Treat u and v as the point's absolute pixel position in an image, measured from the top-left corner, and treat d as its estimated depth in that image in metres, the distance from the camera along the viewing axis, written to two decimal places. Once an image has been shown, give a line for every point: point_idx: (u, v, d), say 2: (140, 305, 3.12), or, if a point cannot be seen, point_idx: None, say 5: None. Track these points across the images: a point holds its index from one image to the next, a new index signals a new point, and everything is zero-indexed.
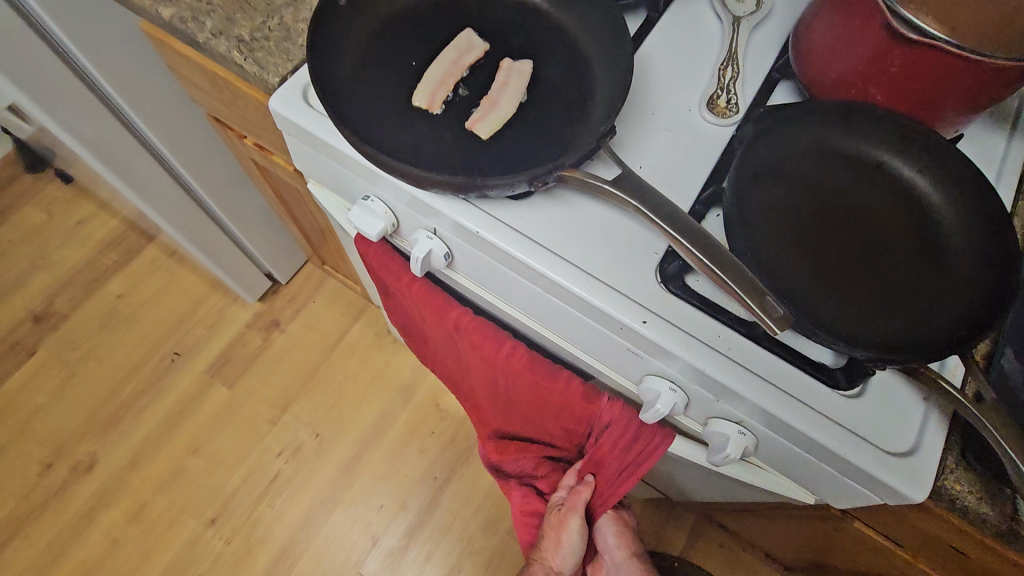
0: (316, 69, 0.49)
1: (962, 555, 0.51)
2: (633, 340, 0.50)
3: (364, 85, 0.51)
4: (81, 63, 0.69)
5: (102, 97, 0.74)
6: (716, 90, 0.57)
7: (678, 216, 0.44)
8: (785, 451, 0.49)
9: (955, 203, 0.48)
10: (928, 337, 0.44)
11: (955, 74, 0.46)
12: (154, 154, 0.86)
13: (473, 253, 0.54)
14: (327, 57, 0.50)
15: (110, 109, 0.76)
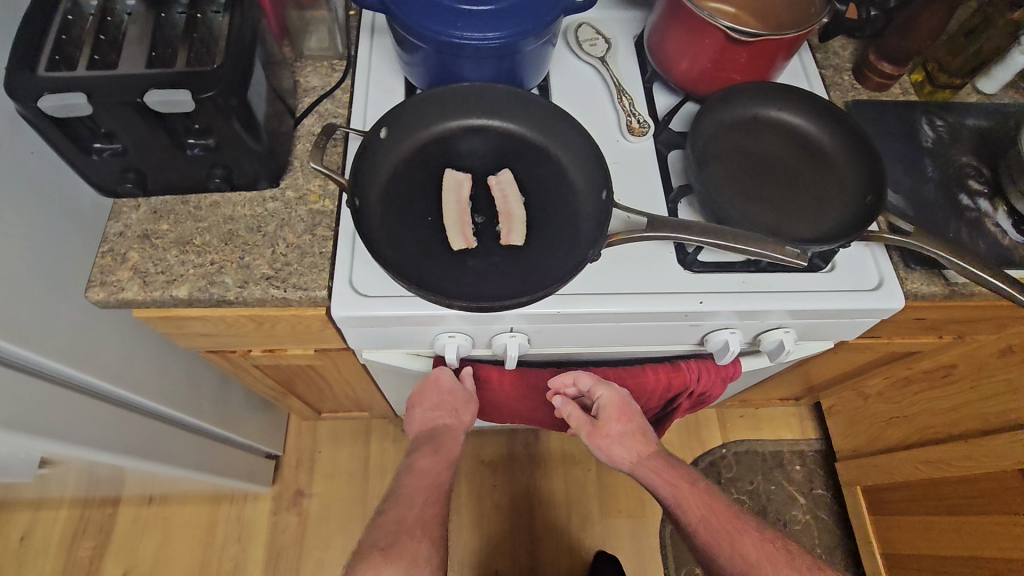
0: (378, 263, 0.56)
1: (922, 319, 0.76)
2: (695, 317, 0.65)
3: (409, 256, 0.59)
4: (95, 387, 0.65)
5: (116, 401, 0.70)
6: (627, 117, 0.74)
7: (690, 223, 0.60)
8: (812, 325, 0.69)
9: (809, 116, 0.71)
10: (856, 209, 0.65)
11: (769, 48, 0.67)
12: (164, 419, 0.82)
13: (550, 328, 0.65)
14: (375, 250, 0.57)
15: (126, 407, 0.72)
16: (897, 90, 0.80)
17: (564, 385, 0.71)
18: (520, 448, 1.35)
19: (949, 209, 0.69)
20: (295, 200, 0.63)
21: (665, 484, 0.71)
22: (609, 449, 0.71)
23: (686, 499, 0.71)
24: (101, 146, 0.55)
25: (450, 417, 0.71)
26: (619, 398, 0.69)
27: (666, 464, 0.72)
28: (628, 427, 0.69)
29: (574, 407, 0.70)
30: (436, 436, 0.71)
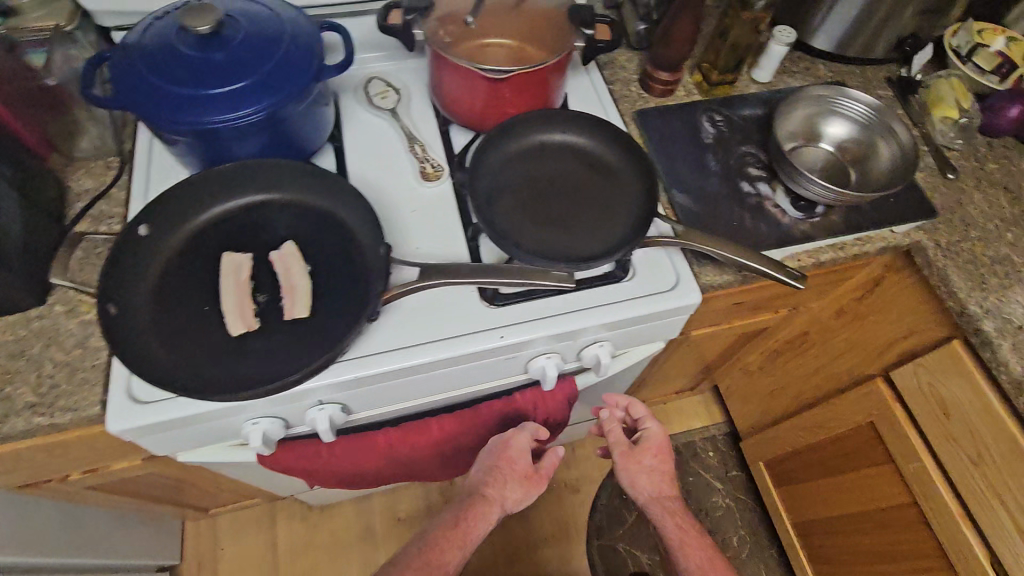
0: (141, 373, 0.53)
1: (741, 303, 0.80)
2: (505, 351, 0.65)
3: (182, 353, 0.56)
4: None
5: None
6: (420, 163, 0.74)
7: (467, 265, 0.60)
8: (628, 334, 0.70)
9: (591, 134, 0.73)
10: (637, 218, 0.68)
11: (534, 80, 0.70)
12: None
13: (362, 392, 0.63)
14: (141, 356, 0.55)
15: None
16: (682, 92, 0.84)
17: (619, 405, 0.82)
18: (437, 497, 1.32)
19: (732, 198, 0.73)
20: (63, 315, 0.60)
21: (674, 527, 0.77)
22: (638, 474, 0.77)
23: (692, 550, 0.77)
24: None
25: (496, 487, 0.72)
26: (662, 437, 0.79)
27: (680, 511, 0.79)
28: (662, 464, 0.78)
29: (618, 443, 0.78)
30: (478, 502, 0.72)
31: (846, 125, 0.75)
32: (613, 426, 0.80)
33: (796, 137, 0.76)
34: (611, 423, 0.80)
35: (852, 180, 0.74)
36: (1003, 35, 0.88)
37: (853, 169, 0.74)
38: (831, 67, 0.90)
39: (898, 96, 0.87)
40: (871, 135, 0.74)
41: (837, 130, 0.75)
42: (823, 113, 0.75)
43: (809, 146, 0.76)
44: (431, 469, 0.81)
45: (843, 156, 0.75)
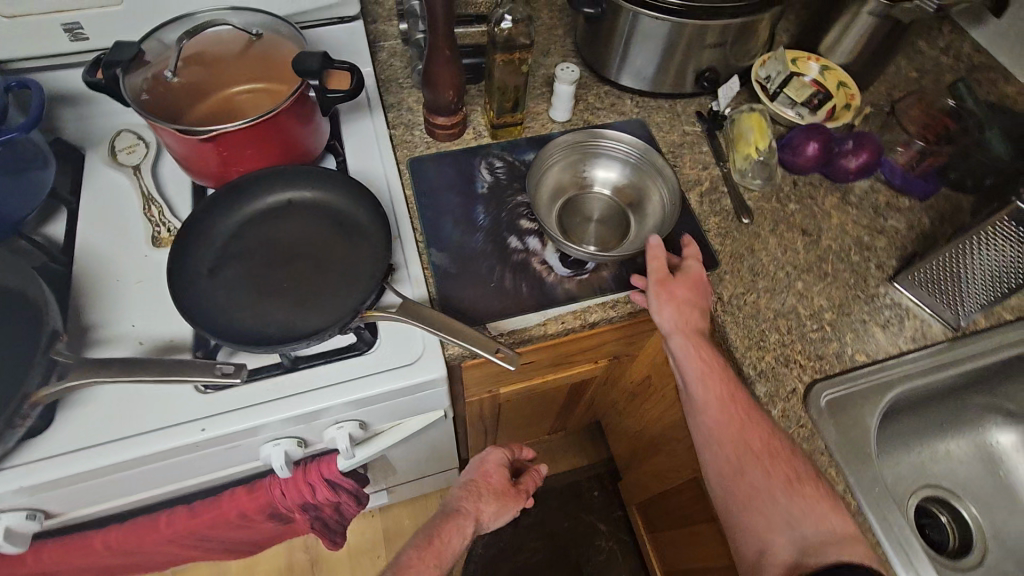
0: None
1: (530, 363, 0.74)
2: (214, 443, 0.58)
3: None
4: None
5: None
6: (154, 228, 0.67)
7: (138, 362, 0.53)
8: (375, 412, 0.64)
9: (338, 191, 0.67)
10: (367, 286, 0.61)
11: (256, 134, 0.63)
12: None
13: (46, 497, 0.56)
14: None
15: None
16: (470, 134, 0.78)
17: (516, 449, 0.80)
18: (298, 556, 1.24)
19: (495, 256, 0.67)
20: None
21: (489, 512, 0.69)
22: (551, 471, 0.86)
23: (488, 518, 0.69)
24: None
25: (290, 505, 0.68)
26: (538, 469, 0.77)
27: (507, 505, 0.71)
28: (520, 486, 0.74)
29: (494, 481, 0.72)
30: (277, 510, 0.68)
31: (613, 166, 0.73)
32: (494, 471, 0.73)
33: (568, 186, 0.73)
34: (495, 466, 0.73)
35: (631, 221, 0.71)
36: (817, 62, 0.84)
37: (631, 209, 0.72)
38: (641, 103, 0.85)
39: (706, 132, 0.82)
40: (640, 172, 0.72)
41: (605, 173, 0.73)
42: (588, 158, 0.73)
43: (582, 194, 0.72)
44: (200, 556, 0.74)
45: (618, 197, 0.73)
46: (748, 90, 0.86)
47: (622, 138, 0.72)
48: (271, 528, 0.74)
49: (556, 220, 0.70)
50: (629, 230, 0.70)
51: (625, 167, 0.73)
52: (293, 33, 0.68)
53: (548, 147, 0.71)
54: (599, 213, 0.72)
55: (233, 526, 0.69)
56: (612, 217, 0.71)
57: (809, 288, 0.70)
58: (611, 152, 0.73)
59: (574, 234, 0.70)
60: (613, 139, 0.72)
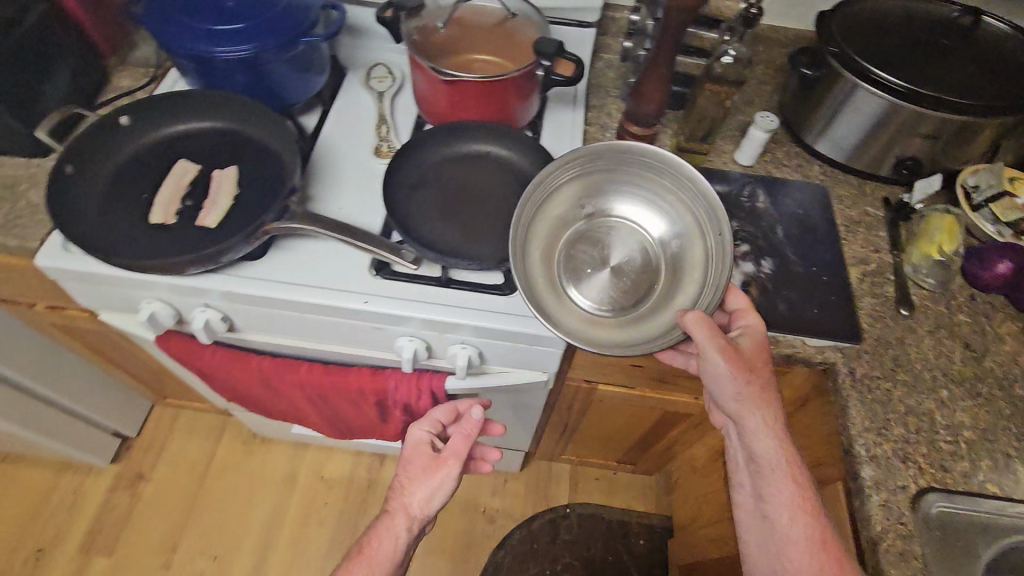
0: (58, 203, 0.65)
1: (638, 367, 0.78)
2: (367, 317, 0.69)
3: (107, 218, 0.68)
4: None
5: None
6: (379, 142, 0.82)
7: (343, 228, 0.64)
8: (496, 347, 0.71)
9: (531, 159, 0.77)
10: (529, 238, 0.69)
11: (484, 89, 0.75)
12: None
13: (240, 308, 0.71)
14: (73, 209, 0.66)
15: None
16: (655, 151, 0.85)
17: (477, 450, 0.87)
18: (362, 472, 1.36)
19: (643, 256, 0.72)
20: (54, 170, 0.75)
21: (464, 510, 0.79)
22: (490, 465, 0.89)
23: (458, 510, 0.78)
24: None
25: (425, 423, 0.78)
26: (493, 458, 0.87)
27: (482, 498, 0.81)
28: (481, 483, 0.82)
29: (404, 476, 0.72)
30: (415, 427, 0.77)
31: (617, 189, 0.71)
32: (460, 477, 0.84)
33: (560, 218, 0.71)
34: None
35: (653, 250, 0.71)
36: None
37: (654, 236, 0.71)
38: (829, 172, 0.86)
39: (888, 219, 0.80)
40: (660, 197, 0.70)
41: (622, 198, 0.71)
42: (588, 179, 0.70)
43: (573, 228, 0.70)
44: (309, 414, 0.87)
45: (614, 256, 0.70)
46: (950, 193, 0.83)
47: (633, 152, 0.68)
48: (371, 417, 0.84)
49: (565, 249, 0.71)
50: (654, 262, 0.70)
51: (636, 185, 0.71)
52: (540, 22, 0.79)
53: (546, 171, 0.67)
54: (608, 245, 0.71)
55: (347, 399, 0.79)
56: (635, 247, 0.70)
57: (954, 400, 0.66)
58: (632, 173, 0.70)
59: (581, 275, 0.69)
60: (638, 162, 0.69)
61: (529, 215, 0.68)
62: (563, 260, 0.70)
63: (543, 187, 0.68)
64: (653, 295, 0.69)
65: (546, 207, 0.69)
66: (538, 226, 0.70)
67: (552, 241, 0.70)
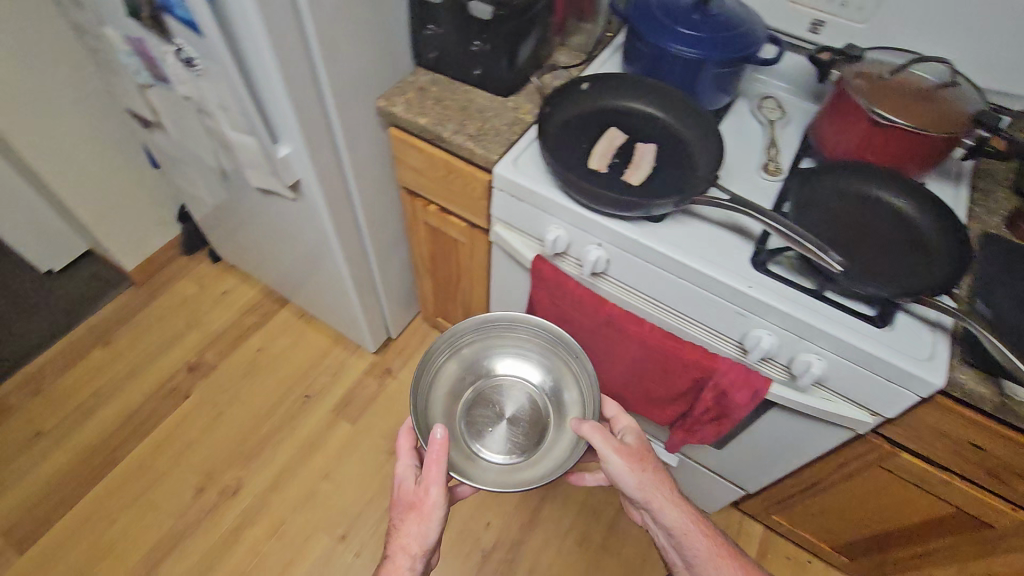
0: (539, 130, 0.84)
1: (978, 451, 0.75)
2: (742, 301, 0.76)
3: (560, 152, 0.84)
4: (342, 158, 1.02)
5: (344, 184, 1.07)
6: (767, 161, 0.90)
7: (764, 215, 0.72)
8: (850, 371, 0.74)
9: (931, 213, 0.79)
10: (926, 284, 0.71)
11: (908, 141, 0.80)
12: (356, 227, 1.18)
13: (628, 257, 0.83)
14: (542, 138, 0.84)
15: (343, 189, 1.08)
16: None
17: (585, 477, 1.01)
18: None
19: None
20: (511, 108, 0.95)
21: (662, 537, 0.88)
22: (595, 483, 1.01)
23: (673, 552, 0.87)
24: (428, 28, 0.93)
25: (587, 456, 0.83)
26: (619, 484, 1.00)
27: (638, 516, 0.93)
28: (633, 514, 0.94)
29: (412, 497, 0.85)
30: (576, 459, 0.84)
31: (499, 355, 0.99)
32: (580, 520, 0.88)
33: (451, 387, 0.97)
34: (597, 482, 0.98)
35: (541, 400, 0.99)
36: None
37: (537, 384, 0.98)
38: None
39: None
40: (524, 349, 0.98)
41: (500, 357, 0.99)
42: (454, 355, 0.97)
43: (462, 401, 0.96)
44: (613, 368, 0.97)
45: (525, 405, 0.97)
46: None
47: (490, 322, 0.96)
48: (673, 393, 0.91)
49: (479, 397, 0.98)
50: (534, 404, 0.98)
51: (518, 349, 0.99)
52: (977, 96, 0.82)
53: (426, 359, 0.92)
54: (501, 403, 0.97)
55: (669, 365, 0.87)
56: (523, 401, 0.97)
57: None
58: (543, 343, 1.00)
59: (488, 433, 0.95)
60: (506, 319, 0.96)
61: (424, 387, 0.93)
62: (466, 426, 0.96)
63: (487, 336, 0.98)
64: (580, 428, 0.91)
65: (431, 388, 0.94)
66: (435, 400, 0.95)
67: (450, 393, 0.97)
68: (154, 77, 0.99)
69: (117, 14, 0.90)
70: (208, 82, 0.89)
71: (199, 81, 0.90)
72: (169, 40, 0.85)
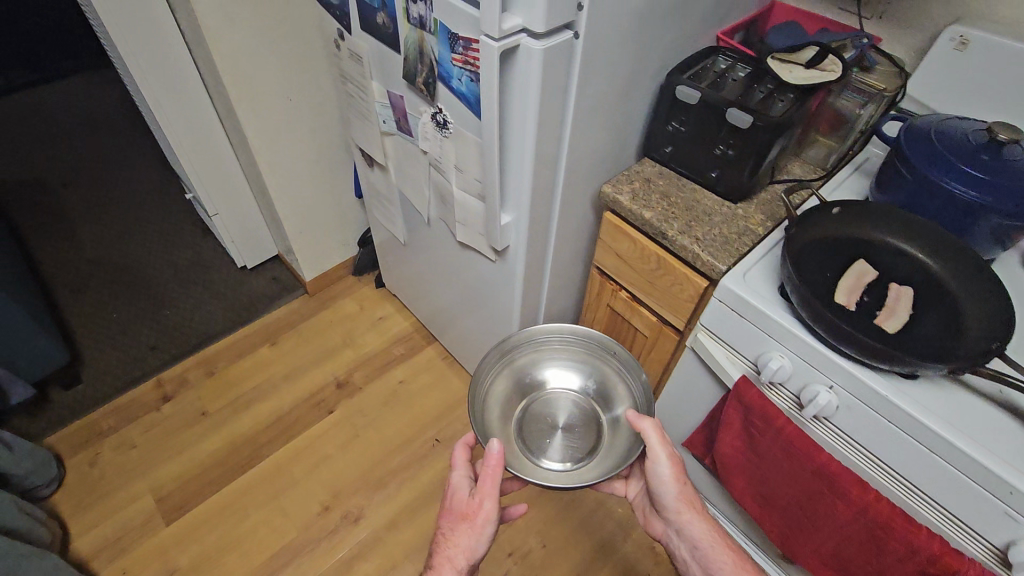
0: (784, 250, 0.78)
1: None
2: (1017, 504, 0.62)
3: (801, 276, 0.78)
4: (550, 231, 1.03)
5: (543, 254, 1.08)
6: None
7: None
8: None
9: None
10: None
11: None
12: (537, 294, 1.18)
13: (863, 409, 0.73)
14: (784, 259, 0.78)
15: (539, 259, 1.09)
16: None
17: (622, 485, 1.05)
18: None
19: None
20: (740, 216, 0.90)
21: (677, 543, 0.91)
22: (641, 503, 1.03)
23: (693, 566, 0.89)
24: (673, 125, 0.92)
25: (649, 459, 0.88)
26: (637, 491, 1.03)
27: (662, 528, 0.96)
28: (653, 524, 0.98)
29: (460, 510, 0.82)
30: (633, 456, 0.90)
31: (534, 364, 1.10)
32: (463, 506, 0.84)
33: (507, 404, 1.08)
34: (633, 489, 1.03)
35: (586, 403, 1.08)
36: None
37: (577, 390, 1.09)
38: None
39: None
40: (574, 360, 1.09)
41: (545, 367, 1.10)
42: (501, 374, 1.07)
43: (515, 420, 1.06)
44: (806, 524, 0.86)
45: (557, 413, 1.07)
46: None
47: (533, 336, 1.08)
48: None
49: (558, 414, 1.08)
50: (587, 415, 1.07)
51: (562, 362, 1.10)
52: None
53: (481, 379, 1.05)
54: (553, 412, 1.07)
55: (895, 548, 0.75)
56: (571, 408, 1.07)
57: None
58: (558, 345, 1.10)
59: (547, 442, 1.05)
60: (559, 334, 1.09)
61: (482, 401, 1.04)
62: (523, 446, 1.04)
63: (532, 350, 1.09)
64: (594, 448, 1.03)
65: (486, 406, 1.04)
66: (491, 421, 1.04)
67: (504, 411, 1.07)
68: (399, 128, 1.08)
69: (390, 73, 1.00)
70: (454, 144, 0.94)
71: (444, 141, 0.96)
72: (433, 103, 0.92)
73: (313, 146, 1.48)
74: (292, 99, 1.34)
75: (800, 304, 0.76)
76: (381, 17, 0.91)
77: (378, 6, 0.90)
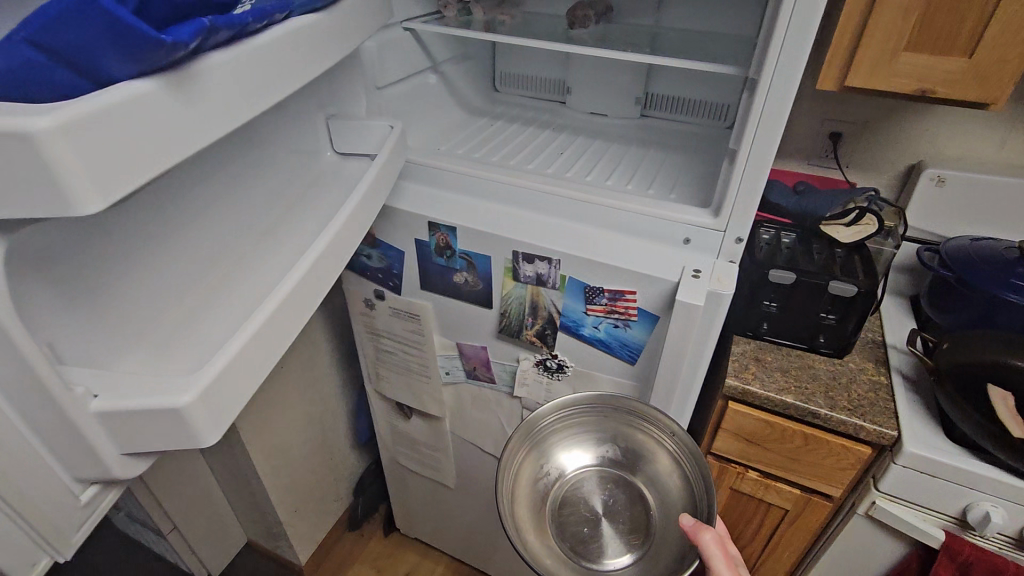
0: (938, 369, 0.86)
1: None
2: None
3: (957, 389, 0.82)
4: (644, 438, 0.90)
5: None
6: None
7: None
8: None
9: None
10: None
11: None
12: None
13: None
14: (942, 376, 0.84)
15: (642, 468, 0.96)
16: None
17: None
18: None
19: None
20: (857, 370, 0.93)
21: None
22: None
23: None
24: (766, 304, 0.94)
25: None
26: None
27: None
28: None
29: None
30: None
31: (567, 438, 0.80)
32: None
33: (535, 491, 0.77)
34: None
35: (627, 478, 0.78)
36: None
37: (612, 462, 0.79)
38: None
39: None
40: (611, 431, 0.79)
41: (570, 447, 0.80)
42: (531, 456, 0.76)
43: (547, 514, 0.76)
44: None
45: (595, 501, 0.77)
46: None
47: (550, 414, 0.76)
48: None
49: (599, 499, 0.77)
50: (638, 497, 0.77)
51: (593, 435, 0.80)
52: None
53: (505, 462, 0.73)
54: (588, 497, 0.77)
55: None
56: (608, 487, 0.78)
57: None
58: (580, 414, 0.79)
59: (588, 535, 0.74)
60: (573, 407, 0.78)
61: (517, 487, 0.74)
62: (560, 538, 0.75)
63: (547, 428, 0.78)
64: (650, 534, 0.73)
65: (514, 498, 0.74)
66: (525, 517, 0.74)
67: (533, 500, 0.77)
68: (472, 377, 0.93)
69: (462, 326, 0.88)
70: (574, 385, 0.84)
71: (556, 384, 0.85)
72: (546, 351, 0.82)
73: (304, 409, 1.22)
74: (282, 365, 1.12)
75: (971, 422, 0.79)
76: (461, 275, 0.81)
77: (460, 267, 0.81)
